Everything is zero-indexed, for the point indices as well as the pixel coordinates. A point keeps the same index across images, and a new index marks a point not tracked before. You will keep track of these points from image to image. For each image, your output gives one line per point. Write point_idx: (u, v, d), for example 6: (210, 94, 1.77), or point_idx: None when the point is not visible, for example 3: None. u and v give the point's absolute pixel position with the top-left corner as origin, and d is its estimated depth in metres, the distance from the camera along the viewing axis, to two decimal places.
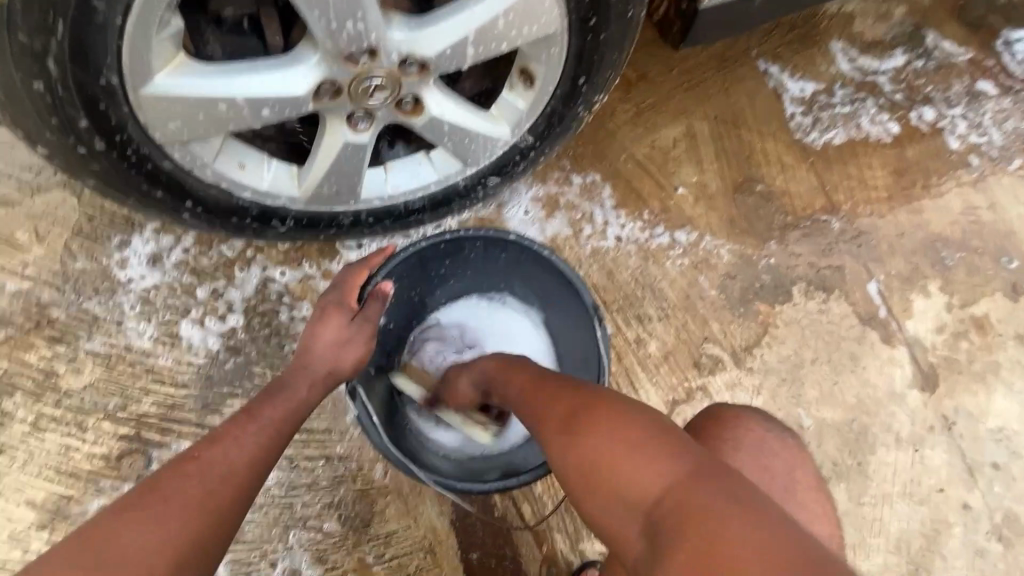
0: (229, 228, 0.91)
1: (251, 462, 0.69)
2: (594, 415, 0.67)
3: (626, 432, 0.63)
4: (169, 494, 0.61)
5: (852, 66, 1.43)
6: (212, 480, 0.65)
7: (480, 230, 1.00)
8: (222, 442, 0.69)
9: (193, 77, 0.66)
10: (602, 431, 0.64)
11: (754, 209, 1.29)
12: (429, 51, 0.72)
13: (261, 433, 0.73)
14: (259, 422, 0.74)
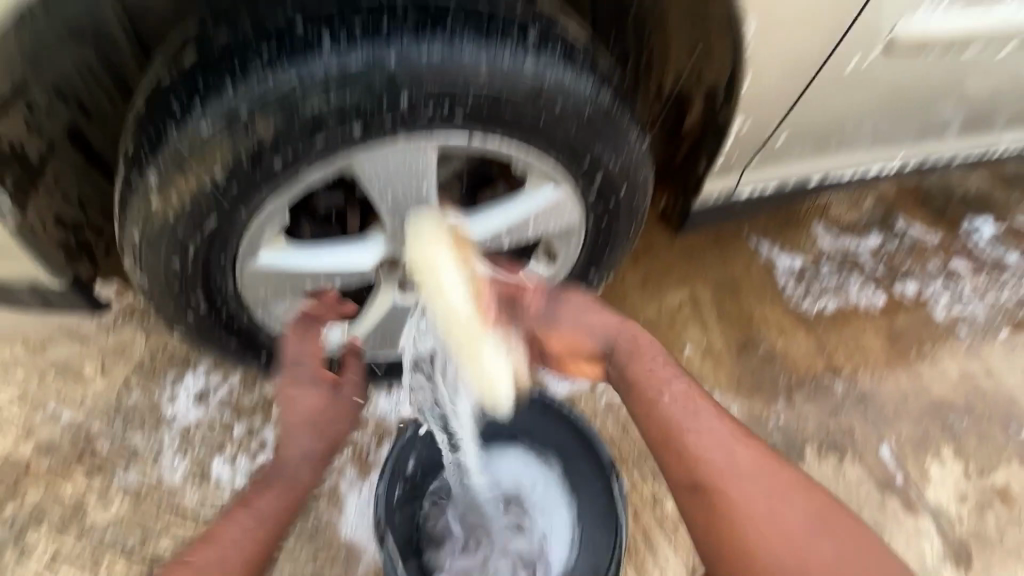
0: (282, 367, 1.02)
1: (258, 541, 0.77)
2: (724, 421, 0.80)
3: (750, 457, 0.77)
4: (202, 564, 0.73)
5: (835, 244, 1.61)
6: (239, 549, 0.76)
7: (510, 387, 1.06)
8: (231, 521, 0.78)
9: (286, 256, 0.81)
10: (743, 449, 0.77)
11: (758, 370, 1.37)
12: (476, 238, 0.87)
13: (277, 494, 0.81)
14: (275, 481, 0.82)
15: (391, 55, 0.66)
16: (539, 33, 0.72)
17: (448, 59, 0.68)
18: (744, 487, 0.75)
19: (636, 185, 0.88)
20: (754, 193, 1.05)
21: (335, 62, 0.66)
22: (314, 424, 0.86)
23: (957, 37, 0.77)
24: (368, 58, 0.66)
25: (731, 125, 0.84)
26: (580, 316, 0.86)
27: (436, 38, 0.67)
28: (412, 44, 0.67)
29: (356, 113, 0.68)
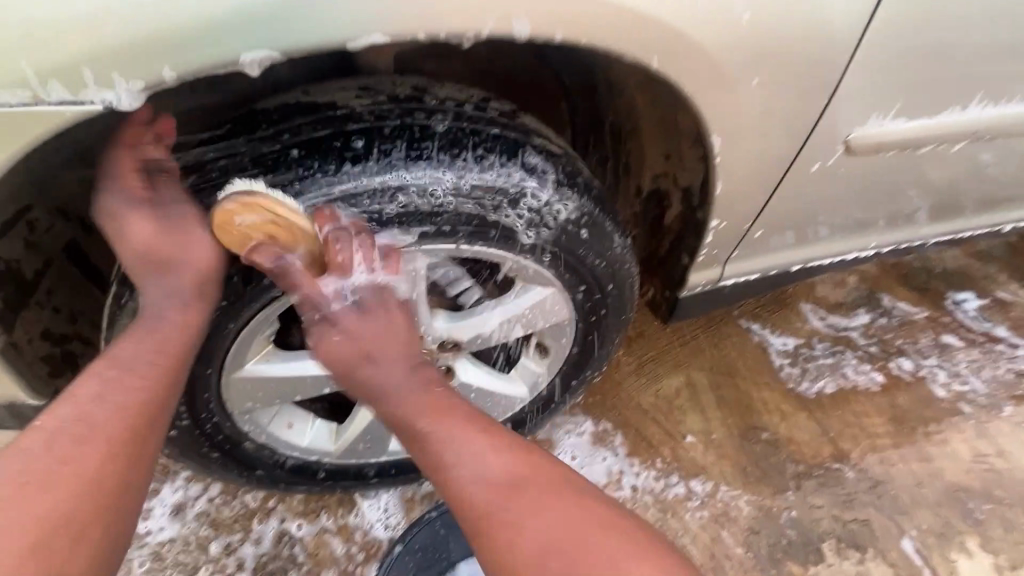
0: (265, 480, 0.97)
1: (113, 430, 0.61)
2: (535, 470, 0.67)
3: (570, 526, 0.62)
4: (23, 479, 0.56)
5: (825, 323, 1.63)
6: (56, 489, 0.57)
7: None
8: (69, 400, 0.62)
9: (274, 362, 0.81)
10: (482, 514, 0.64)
11: (764, 458, 1.33)
12: (462, 335, 0.89)
13: (117, 384, 0.64)
14: (106, 368, 0.64)
15: (382, 176, 0.68)
16: (528, 150, 0.75)
17: (436, 179, 0.70)
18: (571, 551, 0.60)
19: (622, 283, 0.90)
20: (738, 281, 1.07)
21: (330, 185, 0.68)
22: (175, 290, 0.68)
23: (910, 138, 0.83)
24: (360, 179, 0.68)
25: (710, 223, 0.88)
26: (357, 331, 0.74)
27: (428, 157, 0.70)
28: (401, 166, 0.69)
29: (349, 232, 0.70)
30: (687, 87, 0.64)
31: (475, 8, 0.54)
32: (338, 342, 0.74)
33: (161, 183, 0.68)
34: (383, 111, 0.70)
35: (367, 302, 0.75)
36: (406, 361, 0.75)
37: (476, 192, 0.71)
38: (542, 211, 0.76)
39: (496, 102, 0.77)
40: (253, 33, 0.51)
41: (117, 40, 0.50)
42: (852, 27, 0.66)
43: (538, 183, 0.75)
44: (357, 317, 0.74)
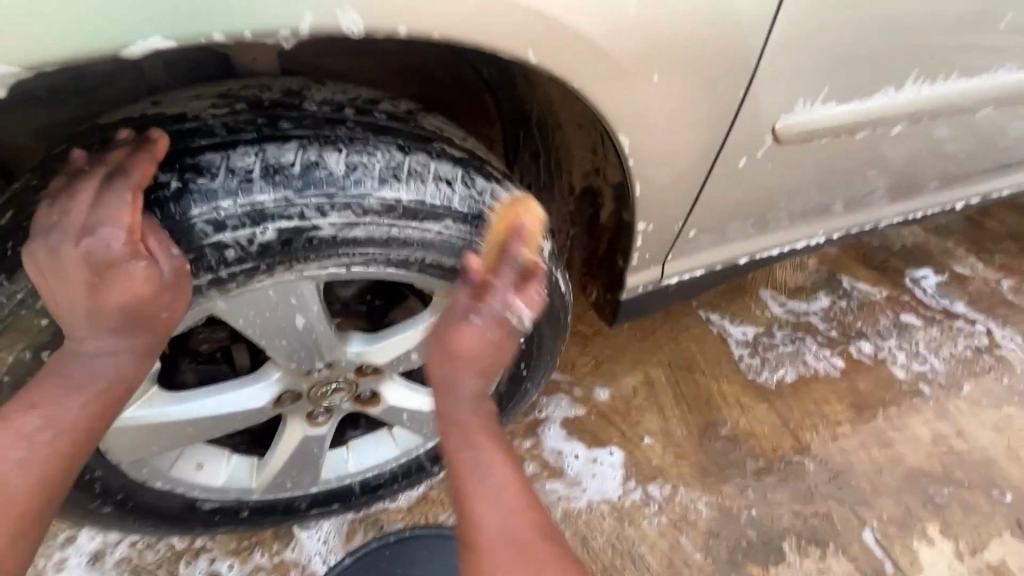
0: (178, 526, 0.89)
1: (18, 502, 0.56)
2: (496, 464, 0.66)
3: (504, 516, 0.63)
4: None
5: (784, 309, 1.59)
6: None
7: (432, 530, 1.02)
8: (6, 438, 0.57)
9: (158, 406, 0.72)
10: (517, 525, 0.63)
11: (723, 455, 1.29)
12: (381, 360, 0.81)
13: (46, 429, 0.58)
14: (26, 420, 0.57)
15: (238, 195, 0.59)
16: (418, 156, 0.66)
17: (306, 196, 0.60)
18: (500, 517, 0.63)
19: (547, 288, 0.82)
20: (683, 279, 1.01)
21: (176, 210, 0.58)
22: (128, 332, 0.60)
23: (841, 123, 0.78)
24: (208, 201, 0.58)
25: (637, 225, 0.82)
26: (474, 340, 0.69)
27: (294, 171, 0.60)
28: (261, 183, 0.59)
29: (202, 264, 0.60)
30: (578, 82, 0.57)
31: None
32: (473, 335, 0.68)
33: (83, 199, 0.56)
34: (238, 122, 0.61)
35: (496, 314, 0.69)
36: (485, 372, 0.71)
37: (357, 205, 0.62)
38: (433, 220, 0.67)
39: (389, 103, 0.69)
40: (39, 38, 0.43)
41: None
42: (759, 9, 0.60)
43: (423, 191, 0.65)
44: (484, 332, 0.68)
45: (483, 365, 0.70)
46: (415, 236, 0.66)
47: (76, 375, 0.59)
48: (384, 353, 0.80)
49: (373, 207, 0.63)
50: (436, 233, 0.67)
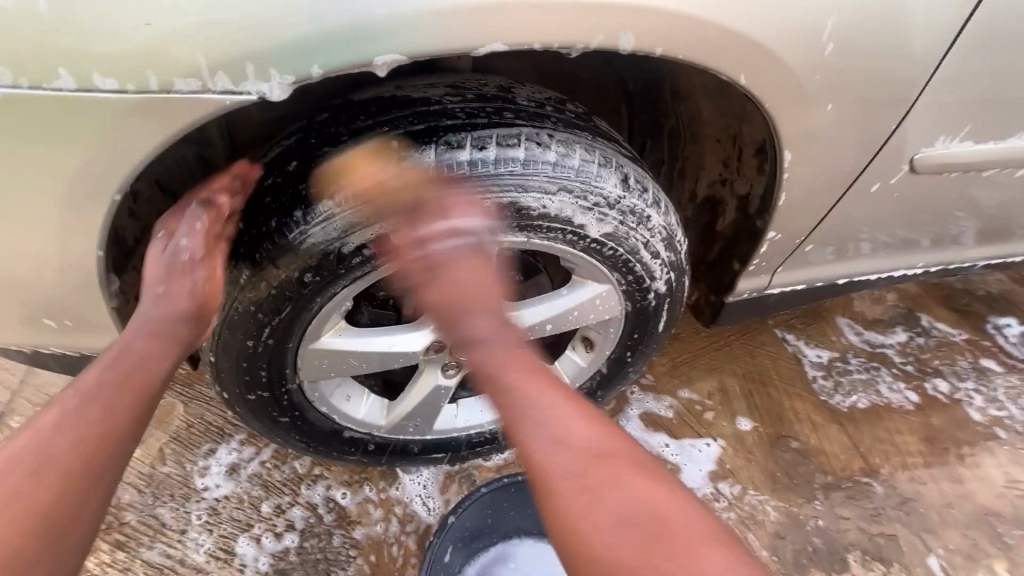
0: (321, 446, 1.02)
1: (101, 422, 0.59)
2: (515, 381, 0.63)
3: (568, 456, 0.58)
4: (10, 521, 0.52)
5: (860, 339, 1.62)
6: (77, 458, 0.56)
7: None
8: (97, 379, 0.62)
9: (344, 336, 0.83)
10: (565, 415, 0.61)
11: (793, 466, 1.35)
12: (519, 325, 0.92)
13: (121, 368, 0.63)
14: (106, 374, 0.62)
15: (465, 163, 0.66)
16: (607, 149, 0.73)
17: (522, 170, 0.67)
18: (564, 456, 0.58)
19: (672, 285, 0.91)
20: (784, 291, 1.08)
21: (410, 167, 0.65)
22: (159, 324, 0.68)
23: (973, 160, 0.84)
24: (440, 164, 0.65)
25: (767, 233, 0.91)
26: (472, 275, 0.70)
27: (517, 154, 0.67)
28: (486, 154, 0.66)
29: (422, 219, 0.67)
30: (768, 102, 0.65)
31: (594, 19, 0.51)
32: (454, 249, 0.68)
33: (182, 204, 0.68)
34: (477, 108, 0.68)
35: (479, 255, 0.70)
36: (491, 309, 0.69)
37: (559, 185, 0.69)
38: (614, 209, 0.73)
39: (572, 104, 0.78)
40: (380, 37, 0.46)
41: (229, 41, 0.44)
42: (932, 52, 0.68)
43: (613, 182, 0.72)
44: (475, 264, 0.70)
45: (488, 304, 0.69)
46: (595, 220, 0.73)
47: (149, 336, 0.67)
48: (520, 318, 0.91)
49: (575, 190, 0.70)
50: (613, 221, 0.74)
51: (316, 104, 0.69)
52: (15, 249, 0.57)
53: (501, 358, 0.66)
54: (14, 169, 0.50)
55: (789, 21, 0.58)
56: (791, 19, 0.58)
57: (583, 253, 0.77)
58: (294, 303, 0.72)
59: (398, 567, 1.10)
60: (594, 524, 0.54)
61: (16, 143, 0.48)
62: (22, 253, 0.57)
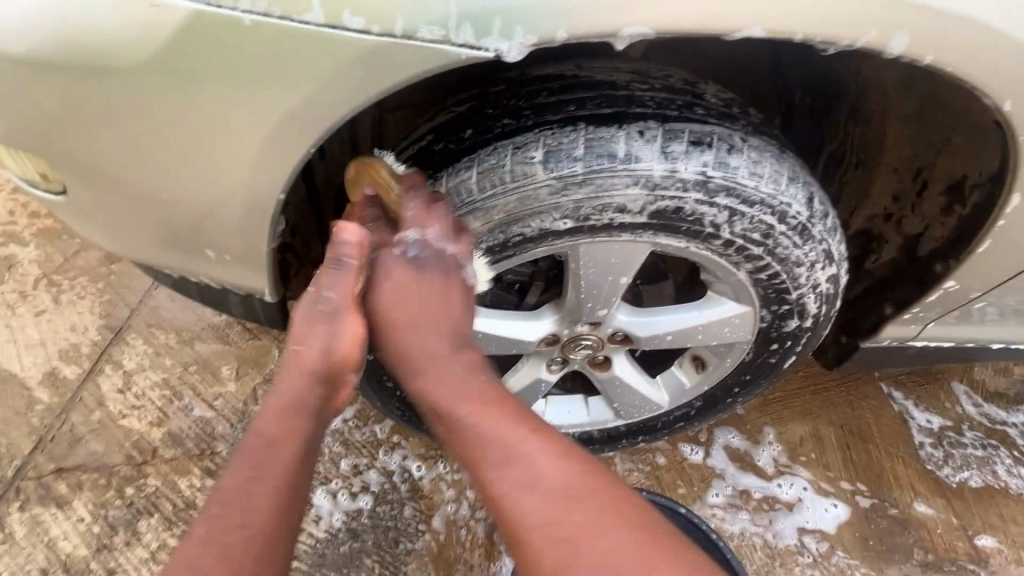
0: (414, 417, 1.02)
1: (272, 490, 0.52)
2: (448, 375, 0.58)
3: (534, 504, 0.52)
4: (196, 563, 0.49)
5: (978, 412, 1.45)
6: (247, 525, 0.51)
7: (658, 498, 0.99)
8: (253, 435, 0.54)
9: None
10: (524, 436, 0.55)
11: (889, 536, 1.25)
12: (639, 333, 0.87)
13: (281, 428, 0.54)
14: (265, 432, 0.54)
15: (650, 154, 0.61)
16: (794, 162, 0.67)
17: (708, 171, 0.62)
18: (581, 514, 0.52)
19: (820, 321, 0.83)
20: (930, 345, 0.98)
21: (590, 149, 0.60)
22: (299, 387, 0.55)
23: None
24: (624, 151, 0.60)
25: (945, 282, 0.81)
26: (396, 287, 0.58)
27: (704, 156, 0.62)
28: (674, 147, 0.61)
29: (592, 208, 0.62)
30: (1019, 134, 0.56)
31: (873, 13, 0.44)
32: (381, 290, 0.58)
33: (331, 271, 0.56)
34: (667, 100, 0.64)
35: (428, 261, 0.60)
36: (441, 325, 0.59)
37: (740, 194, 0.63)
38: (791, 229, 0.67)
39: (755, 110, 0.72)
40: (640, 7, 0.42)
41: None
42: None
43: (798, 199, 0.65)
44: (416, 278, 0.59)
45: (407, 311, 0.58)
46: (767, 238, 0.67)
47: (282, 393, 0.55)
48: (657, 323, 0.86)
49: (758, 202, 0.64)
50: (784, 239, 0.67)
51: (496, 73, 0.66)
52: (205, 177, 0.58)
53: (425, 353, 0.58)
54: (231, 101, 0.51)
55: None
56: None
57: (741, 271, 0.71)
58: None
59: (464, 552, 1.09)
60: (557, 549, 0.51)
61: (241, 81, 0.49)
62: (211, 185, 0.59)
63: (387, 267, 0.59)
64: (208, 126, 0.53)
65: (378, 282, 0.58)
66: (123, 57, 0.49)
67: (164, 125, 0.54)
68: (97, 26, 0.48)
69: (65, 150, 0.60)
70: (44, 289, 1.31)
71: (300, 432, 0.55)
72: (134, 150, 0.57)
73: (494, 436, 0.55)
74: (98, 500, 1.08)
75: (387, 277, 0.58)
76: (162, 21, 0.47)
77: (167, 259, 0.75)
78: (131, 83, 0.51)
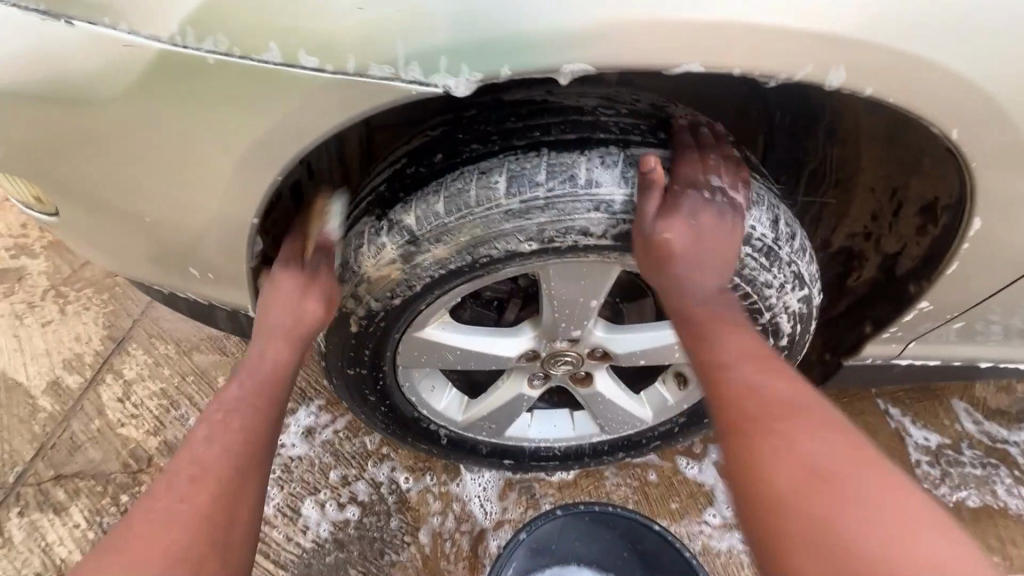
0: (399, 430, 1.03)
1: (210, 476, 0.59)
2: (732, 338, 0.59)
3: (846, 466, 0.48)
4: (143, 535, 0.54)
5: (979, 430, 1.42)
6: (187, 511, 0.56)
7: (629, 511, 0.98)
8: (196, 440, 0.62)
9: (445, 330, 0.84)
10: (810, 415, 0.52)
11: None
12: (617, 349, 0.89)
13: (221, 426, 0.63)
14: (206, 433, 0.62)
15: (610, 179, 0.63)
16: (758, 184, 0.68)
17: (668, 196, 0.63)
18: (803, 436, 0.50)
19: (797, 340, 0.83)
20: (915, 363, 0.97)
21: (552, 174, 0.62)
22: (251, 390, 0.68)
23: None
24: (584, 176, 0.62)
25: (919, 302, 0.82)
26: (703, 226, 0.63)
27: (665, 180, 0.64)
28: (633, 172, 0.63)
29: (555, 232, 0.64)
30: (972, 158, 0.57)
31: (801, 47, 0.46)
32: (683, 230, 0.62)
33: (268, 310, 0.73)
34: (631, 125, 0.66)
35: (698, 202, 0.63)
36: (720, 266, 0.64)
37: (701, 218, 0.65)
38: (757, 251, 0.68)
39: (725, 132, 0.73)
40: (583, 47, 0.44)
41: (429, 31, 0.44)
42: None
43: (762, 222, 0.67)
44: (721, 219, 0.63)
45: (721, 254, 0.63)
46: (733, 259, 0.68)
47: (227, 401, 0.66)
48: (633, 339, 0.88)
49: None
50: (751, 260, 0.68)
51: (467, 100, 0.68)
52: (185, 201, 0.61)
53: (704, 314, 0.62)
54: (204, 132, 0.53)
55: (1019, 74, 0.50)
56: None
57: None
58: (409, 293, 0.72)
59: (449, 564, 1.10)
60: (787, 488, 0.48)
61: (211, 113, 0.52)
62: (191, 208, 0.62)
63: (693, 210, 0.63)
64: (184, 155, 0.56)
65: (679, 226, 0.63)
66: (102, 92, 0.52)
67: (145, 153, 0.57)
68: (75, 64, 0.51)
69: (56, 175, 0.63)
70: (50, 301, 1.36)
71: (235, 431, 0.63)
72: (118, 175, 0.60)
73: (807, 398, 0.53)
74: (94, 508, 1.12)
75: (694, 220, 0.63)
76: (134, 59, 0.49)
77: (156, 276, 0.78)
78: (111, 115, 0.54)
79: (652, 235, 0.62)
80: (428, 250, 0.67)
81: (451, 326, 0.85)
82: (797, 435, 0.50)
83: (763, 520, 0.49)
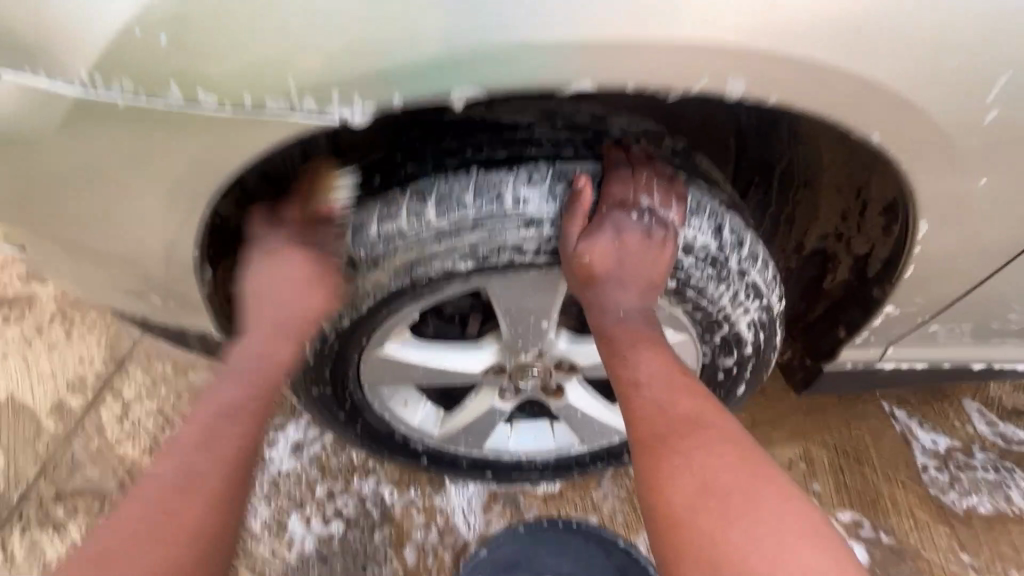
0: (376, 445, 1.03)
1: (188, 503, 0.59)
2: (649, 359, 0.67)
3: (738, 480, 0.58)
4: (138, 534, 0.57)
5: (992, 431, 1.35)
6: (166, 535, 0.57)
7: (591, 524, 1.12)
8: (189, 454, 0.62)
9: (407, 347, 0.84)
10: (711, 432, 0.61)
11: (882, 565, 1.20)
12: (582, 361, 0.88)
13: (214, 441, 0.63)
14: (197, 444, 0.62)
15: (536, 196, 0.64)
16: (699, 190, 0.69)
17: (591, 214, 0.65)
18: (700, 453, 0.60)
19: (762, 347, 0.81)
20: (898, 367, 0.95)
21: (479, 194, 0.63)
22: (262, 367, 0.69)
23: None
24: (512, 195, 0.63)
25: (886, 305, 0.80)
26: (628, 249, 0.67)
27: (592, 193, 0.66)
28: (559, 188, 0.64)
29: (488, 251, 0.65)
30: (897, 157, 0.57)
31: (700, 59, 0.49)
32: (605, 254, 0.66)
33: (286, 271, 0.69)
34: (563, 139, 0.66)
35: (620, 225, 0.67)
36: (645, 287, 0.68)
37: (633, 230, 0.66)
38: (700, 259, 0.68)
39: (671, 137, 0.72)
40: (470, 71, 0.47)
41: (318, 66, 0.47)
42: None
43: (703, 231, 0.67)
44: (648, 241, 0.66)
45: (648, 277, 0.67)
46: (676, 267, 0.68)
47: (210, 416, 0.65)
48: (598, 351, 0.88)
49: (659, 234, 0.66)
50: (695, 269, 0.69)
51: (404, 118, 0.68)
52: (129, 233, 0.63)
53: (628, 335, 0.68)
54: (134, 168, 0.56)
55: (935, 71, 0.51)
56: (942, 71, 0.51)
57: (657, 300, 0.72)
58: (357, 312, 0.73)
59: None
60: (691, 502, 0.57)
61: (137, 147, 0.54)
62: (135, 240, 0.64)
63: (615, 230, 0.66)
64: (121, 190, 0.58)
65: (601, 249, 0.66)
66: (34, 133, 0.55)
67: (85, 189, 0.59)
68: (8, 110, 0.54)
69: (14, 214, 0.66)
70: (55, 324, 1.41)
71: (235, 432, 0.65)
72: (66, 212, 0.63)
73: (708, 420, 0.62)
74: (91, 525, 1.17)
75: (616, 245, 0.67)
76: (56, 103, 0.52)
77: (126, 303, 0.81)
78: (47, 155, 0.57)
79: (573, 255, 0.65)
80: (368, 271, 0.68)
81: (415, 344, 0.86)
82: (695, 451, 0.60)
83: (667, 528, 0.58)
